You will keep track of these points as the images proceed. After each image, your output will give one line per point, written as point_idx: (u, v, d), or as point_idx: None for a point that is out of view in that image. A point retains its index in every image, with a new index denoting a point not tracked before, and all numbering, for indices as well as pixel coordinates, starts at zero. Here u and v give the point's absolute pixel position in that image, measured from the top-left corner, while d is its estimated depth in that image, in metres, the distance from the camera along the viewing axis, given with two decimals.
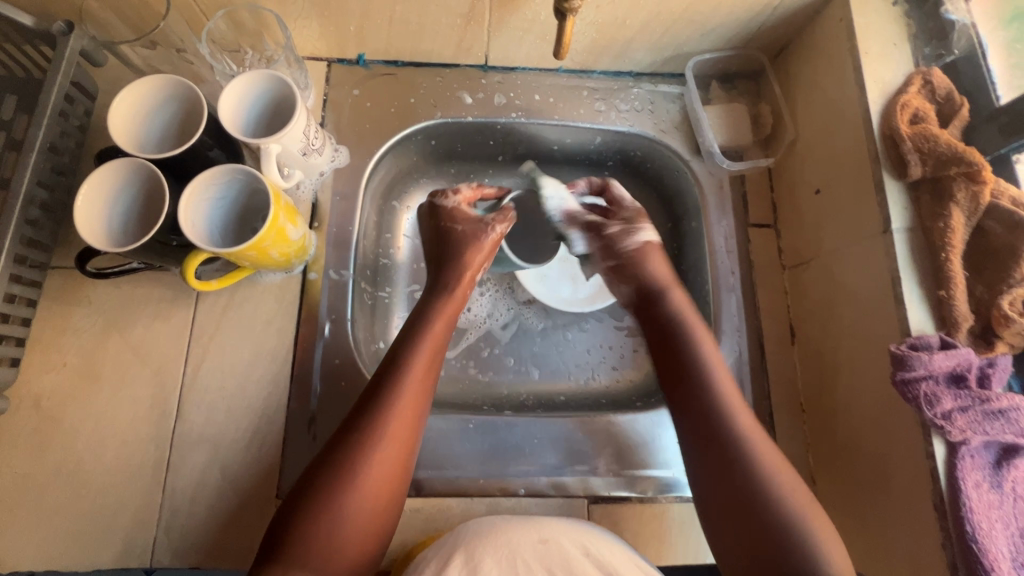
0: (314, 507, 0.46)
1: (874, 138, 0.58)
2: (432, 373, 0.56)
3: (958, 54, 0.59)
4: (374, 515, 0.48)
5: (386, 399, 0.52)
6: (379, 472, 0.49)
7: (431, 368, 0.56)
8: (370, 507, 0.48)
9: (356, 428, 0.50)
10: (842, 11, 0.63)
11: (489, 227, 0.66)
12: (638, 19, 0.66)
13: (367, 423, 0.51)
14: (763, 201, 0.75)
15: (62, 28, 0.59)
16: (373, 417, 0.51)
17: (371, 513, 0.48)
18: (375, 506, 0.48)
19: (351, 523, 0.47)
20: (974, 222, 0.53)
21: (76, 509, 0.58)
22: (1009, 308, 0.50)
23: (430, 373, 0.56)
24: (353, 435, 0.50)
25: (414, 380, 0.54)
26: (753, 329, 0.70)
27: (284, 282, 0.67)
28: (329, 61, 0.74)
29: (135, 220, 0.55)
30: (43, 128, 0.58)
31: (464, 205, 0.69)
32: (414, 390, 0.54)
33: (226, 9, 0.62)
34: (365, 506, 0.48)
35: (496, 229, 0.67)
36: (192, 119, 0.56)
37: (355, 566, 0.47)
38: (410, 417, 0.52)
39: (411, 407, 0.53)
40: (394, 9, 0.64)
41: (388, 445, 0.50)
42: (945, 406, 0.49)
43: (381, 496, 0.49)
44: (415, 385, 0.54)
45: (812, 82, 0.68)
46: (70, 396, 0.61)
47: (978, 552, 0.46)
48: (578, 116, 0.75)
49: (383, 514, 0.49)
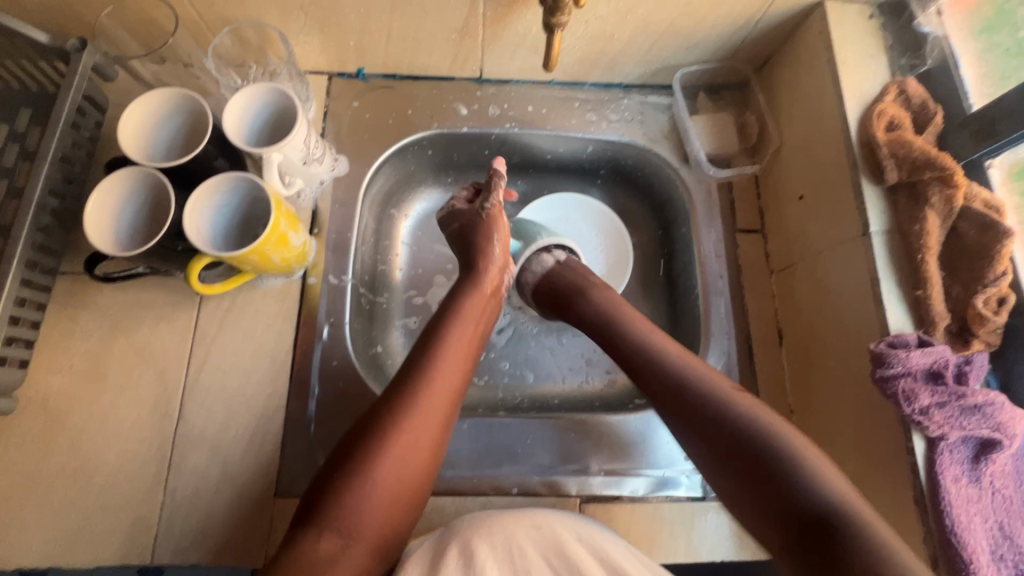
0: (351, 474, 0.49)
1: (853, 146, 0.61)
2: (466, 356, 0.59)
3: (931, 64, 0.62)
4: (407, 486, 0.51)
5: (427, 376, 0.55)
6: (416, 445, 0.51)
7: (464, 351, 0.59)
8: (405, 478, 0.51)
9: (391, 403, 0.53)
10: (821, 24, 0.65)
11: (486, 203, 0.68)
12: (626, 33, 0.68)
13: (408, 397, 0.53)
14: (751, 207, 0.77)
15: (76, 45, 0.62)
16: (410, 391, 0.54)
17: (405, 484, 0.51)
18: (408, 478, 0.51)
19: (385, 492, 0.49)
20: (948, 225, 0.55)
21: (80, 507, 0.59)
22: (984, 306, 0.52)
23: (463, 356, 0.59)
24: (394, 408, 0.52)
25: (448, 361, 0.57)
26: (741, 331, 0.71)
27: (284, 287, 0.69)
28: (330, 75, 0.77)
29: (142, 226, 0.57)
30: (55, 139, 0.60)
31: (462, 204, 0.71)
32: (452, 370, 0.56)
33: (231, 26, 0.65)
34: (400, 476, 0.50)
35: (492, 200, 0.68)
36: (197, 131, 0.59)
37: (384, 532, 0.49)
38: (447, 394, 0.55)
39: (445, 386, 0.55)
40: (391, 24, 0.67)
41: (427, 420, 0.53)
42: (923, 402, 0.50)
43: (412, 469, 0.51)
44: (454, 365, 0.57)
45: (795, 92, 0.70)
46: (76, 397, 0.62)
47: (957, 544, 0.47)
48: (570, 126, 0.78)
49: (416, 482, 0.51)
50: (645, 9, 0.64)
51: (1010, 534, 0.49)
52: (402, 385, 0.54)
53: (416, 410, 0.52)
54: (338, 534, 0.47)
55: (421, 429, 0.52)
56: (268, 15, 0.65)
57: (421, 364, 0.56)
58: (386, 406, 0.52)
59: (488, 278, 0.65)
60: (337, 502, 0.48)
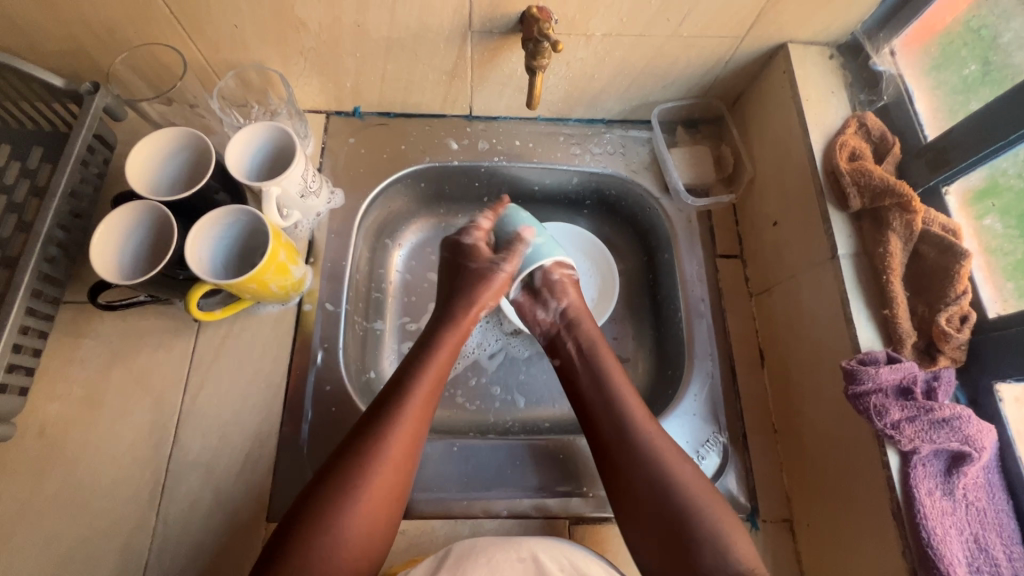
0: (320, 521, 0.51)
1: (819, 175, 0.64)
2: (431, 402, 0.61)
3: (887, 99, 0.68)
4: (369, 533, 0.53)
5: (392, 425, 0.57)
6: (378, 494, 0.54)
7: (430, 398, 0.61)
8: (368, 528, 0.53)
9: (355, 451, 0.55)
10: (785, 65, 0.70)
11: (500, 267, 0.72)
12: (605, 74, 0.73)
13: (373, 448, 0.55)
14: (729, 234, 0.80)
15: (89, 87, 0.67)
16: (374, 438, 0.56)
17: (366, 533, 0.53)
18: (371, 525, 0.53)
19: (350, 542, 0.52)
20: (910, 247, 0.58)
21: (70, 534, 0.60)
22: (947, 324, 0.55)
23: (429, 402, 0.61)
24: (360, 456, 0.55)
25: (413, 409, 0.59)
26: (724, 353, 0.73)
27: (280, 314, 0.71)
28: (328, 113, 0.81)
29: (144, 257, 0.60)
30: (65, 175, 0.64)
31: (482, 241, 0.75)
32: (416, 418, 0.59)
33: (235, 71, 0.70)
34: (362, 523, 0.53)
35: (506, 268, 0.72)
36: (201, 166, 0.63)
37: None
38: (411, 443, 0.57)
39: (410, 433, 0.58)
40: (386, 68, 0.72)
41: (391, 469, 0.55)
42: (893, 416, 0.52)
43: (377, 516, 0.54)
44: (419, 414, 0.59)
45: (764, 126, 0.75)
46: (73, 423, 0.64)
47: (935, 557, 0.48)
48: (555, 159, 0.82)
49: (380, 529, 0.54)
50: (622, 53, 0.70)
51: (985, 547, 0.50)
52: (369, 434, 0.56)
53: (379, 462, 0.55)
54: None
55: (384, 479, 0.55)
56: (271, 59, 0.69)
57: (387, 413, 0.58)
58: (350, 459, 0.54)
59: (457, 333, 0.67)
60: (303, 551, 0.50)
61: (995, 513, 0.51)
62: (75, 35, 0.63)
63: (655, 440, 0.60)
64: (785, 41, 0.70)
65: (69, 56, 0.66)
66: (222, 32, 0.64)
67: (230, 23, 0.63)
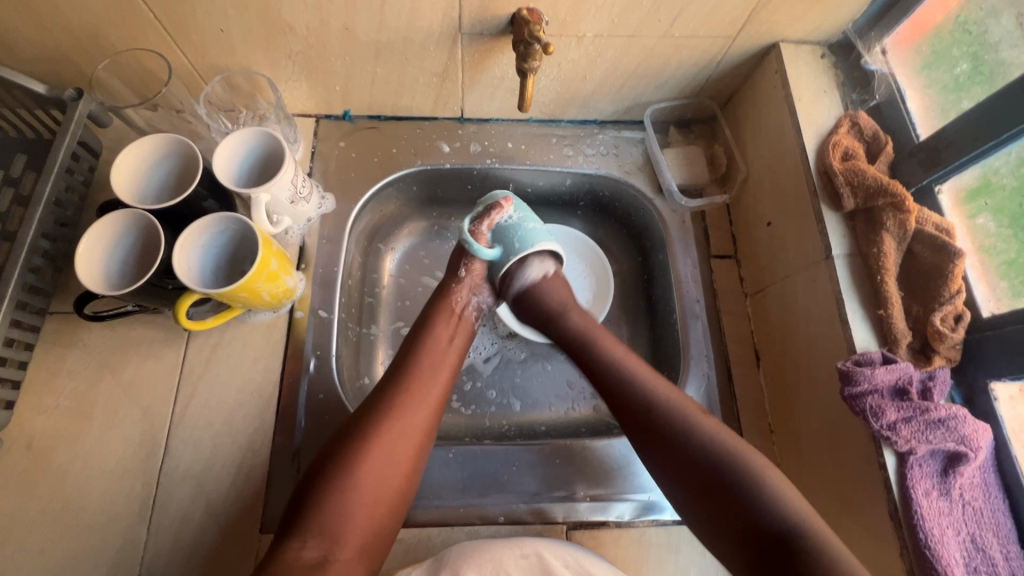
0: (333, 482, 0.52)
1: (812, 174, 0.64)
2: (443, 360, 0.63)
3: (879, 98, 0.68)
4: (383, 498, 0.53)
5: (405, 392, 0.58)
6: (394, 451, 0.55)
7: (442, 357, 0.63)
8: (385, 483, 0.54)
9: (370, 409, 0.57)
10: (777, 64, 0.70)
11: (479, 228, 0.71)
12: (597, 75, 0.73)
13: (386, 404, 0.57)
14: (723, 233, 0.80)
15: (73, 94, 0.66)
16: (389, 395, 0.58)
17: (378, 495, 0.53)
18: (385, 487, 0.54)
19: (366, 495, 0.52)
20: (904, 247, 0.58)
21: (59, 549, 0.59)
22: (941, 324, 0.55)
23: (441, 360, 0.63)
24: (375, 419, 0.56)
25: (424, 366, 0.61)
26: (719, 353, 0.73)
27: (272, 322, 0.70)
28: (317, 117, 0.80)
29: (131, 267, 0.59)
30: (49, 184, 0.63)
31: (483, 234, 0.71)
32: (427, 377, 0.60)
33: (222, 75, 0.69)
34: (378, 483, 0.53)
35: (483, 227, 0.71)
36: (188, 173, 0.62)
37: (366, 535, 0.52)
38: (426, 406, 0.58)
39: (426, 389, 0.60)
40: (375, 71, 0.71)
41: (405, 431, 0.56)
42: (889, 417, 0.52)
43: (393, 470, 0.54)
44: (434, 372, 0.61)
45: (757, 125, 0.75)
46: (62, 435, 0.63)
47: (932, 558, 0.48)
48: (548, 161, 0.81)
49: (396, 486, 0.55)
50: (614, 54, 0.69)
51: (982, 547, 0.50)
52: (381, 400, 0.57)
53: (393, 418, 0.56)
54: (321, 541, 0.49)
55: (399, 442, 0.55)
56: (259, 64, 0.69)
57: (403, 383, 0.59)
58: (365, 415, 0.56)
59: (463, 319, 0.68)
60: (321, 511, 0.50)
61: (991, 513, 0.51)
62: (58, 40, 0.61)
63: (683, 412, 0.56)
64: (777, 40, 0.70)
65: (52, 63, 0.64)
66: (207, 37, 0.63)
67: (216, 27, 0.62)
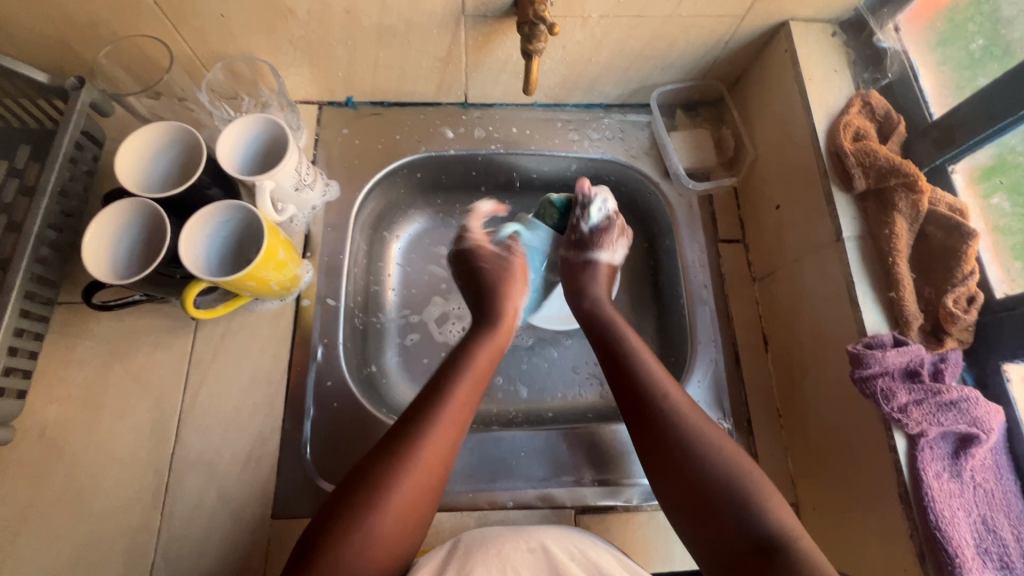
0: (347, 526, 0.49)
1: (822, 155, 0.63)
2: (470, 399, 0.60)
3: (891, 78, 0.66)
4: (397, 546, 0.50)
5: (427, 429, 0.55)
6: (413, 495, 0.52)
7: (470, 395, 0.60)
8: (400, 530, 0.51)
9: (390, 448, 0.54)
10: (787, 43, 0.68)
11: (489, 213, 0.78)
12: (602, 56, 0.72)
13: (408, 443, 0.54)
14: (730, 218, 0.79)
15: (74, 83, 0.65)
16: (410, 436, 0.54)
17: (423, 494, 0.53)
18: (399, 533, 0.51)
19: (380, 545, 0.49)
20: (916, 228, 0.57)
21: (75, 535, 0.59)
22: (954, 305, 0.54)
23: (468, 399, 0.60)
24: (393, 460, 0.52)
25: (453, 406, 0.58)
26: (727, 338, 0.72)
27: (279, 311, 0.70)
28: (320, 104, 0.80)
29: (138, 255, 0.59)
30: (54, 174, 0.62)
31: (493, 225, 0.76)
32: (454, 416, 0.57)
33: (224, 62, 0.69)
34: (392, 530, 0.50)
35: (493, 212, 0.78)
36: (191, 160, 0.61)
37: None
38: (445, 448, 0.55)
39: (448, 430, 0.56)
40: (378, 55, 0.70)
41: (424, 473, 0.53)
42: (900, 400, 0.52)
43: (409, 517, 0.51)
44: (459, 410, 0.58)
45: (765, 107, 0.74)
46: (74, 425, 0.63)
47: (943, 539, 0.48)
48: (553, 146, 0.81)
49: (409, 534, 0.52)
50: (619, 34, 0.68)
51: (993, 528, 0.50)
52: (400, 439, 0.54)
53: (414, 459, 0.53)
54: None
55: (439, 437, 0.55)
56: (260, 50, 0.68)
57: (424, 413, 0.56)
58: (385, 454, 0.53)
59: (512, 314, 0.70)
60: (333, 556, 0.47)
61: (1002, 494, 0.51)
62: (57, 27, 0.61)
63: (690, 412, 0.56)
64: (786, 19, 0.68)
65: (52, 51, 0.64)
66: (208, 21, 0.63)
67: (216, 13, 0.61)
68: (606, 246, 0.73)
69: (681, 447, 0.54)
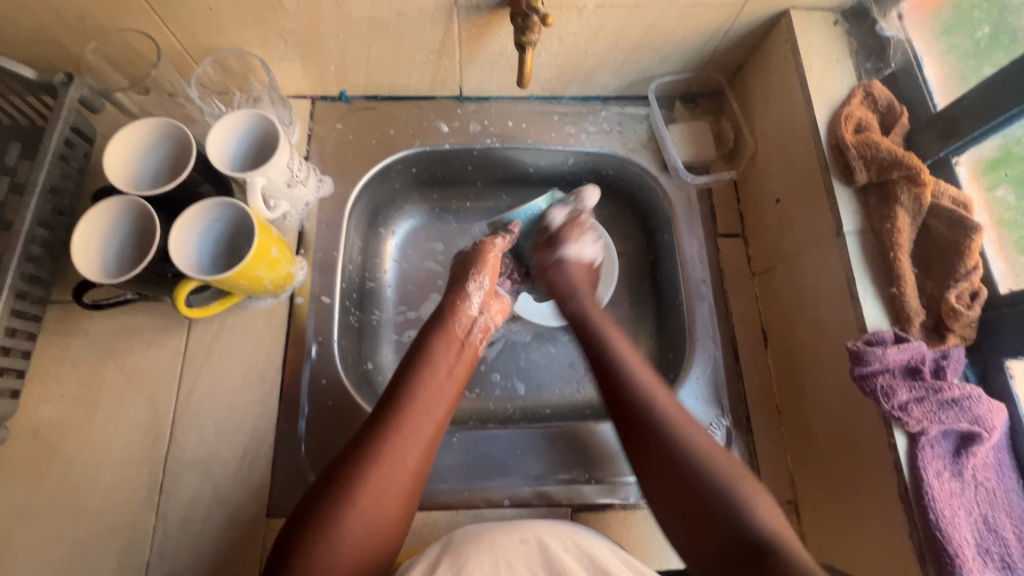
0: (316, 529, 0.49)
1: (823, 147, 0.62)
2: (438, 400, 0.60)
3: (894, 67, 0.64)
4: (370, 545, 0.51)
5: (395, 429, 0.55)
6: (383, 496, 0.52)
7: (437, 395, 0.60)
8: (371, 531, 0.51)
9: (359, 449, 0.54)
10: (787, 33, 0.67)
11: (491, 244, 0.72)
12: (599, 48, 0.70)
13: (376, 444, 0.54)
14: (730, 211, 0.78)
15: (62, 79, 0.64)
16: (380, 436, 0.55)
17: (399, 492, 0.53)
18: (370, 533, 0.51)
19: (352, 545, 0.49)
20: (919, 222, 0.56)
21: (70, 535, 0.59)
22: (956, 301, 0.53)
23: (436, 400, 0.60)
24: (362, 461, 0.53)
25: (420, 407, 0.58)
26: (726, 334, 0.72)
27: (273, 308, 0.70)
28: (313, 99, 0.79)
29: (126, 253, 0.58)
30: (44, 172, 0.61)
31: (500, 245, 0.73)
32: (422, 417, 0.57)
33: (214, 56, 0.68)
34: (362, 533, 0.50)
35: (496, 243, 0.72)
36: (183, 158, 0.60)
37: None
38: (416, 448, 0.55)
39: (417, 430, 0.56)
40: (370, 49, 0.69)
41: (393, 474, 0.53)
42: (901, 398, 0.51)
43: (379, 517, 0.52)
44: (428, 411, 0.58)
45: (765, 97, 0.72)
46: (69, 424, 0.63)
47: (943, 539, 0.47)
48: (550, 139, 0.79)
49: (382, 535, 0.52)
50: (615, 25, 0.66)
51: (994, 527, 0.49)
52: (369, 440, 0.54)
53: (382, 460, 0.53)
54: None
55: (409, 437, 0.55)
56: (251, 44, 0.67)
57: (392, 414, 0.57)
58: (354, 455, 0.53)
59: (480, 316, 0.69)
60: (302, 558, 0.48)
61: (1004, 493, 0.51)
62: (44, 23, 0.60)
63: (678, 411, 0.57)
64: (787, 7, 0.66)
65: (39, 46, 0.63)
66: (196, 15, 0.61)
67: (204, 6, 0.60)
68: (573, 240, 0.75)
69: (669, 449, 0.54)
